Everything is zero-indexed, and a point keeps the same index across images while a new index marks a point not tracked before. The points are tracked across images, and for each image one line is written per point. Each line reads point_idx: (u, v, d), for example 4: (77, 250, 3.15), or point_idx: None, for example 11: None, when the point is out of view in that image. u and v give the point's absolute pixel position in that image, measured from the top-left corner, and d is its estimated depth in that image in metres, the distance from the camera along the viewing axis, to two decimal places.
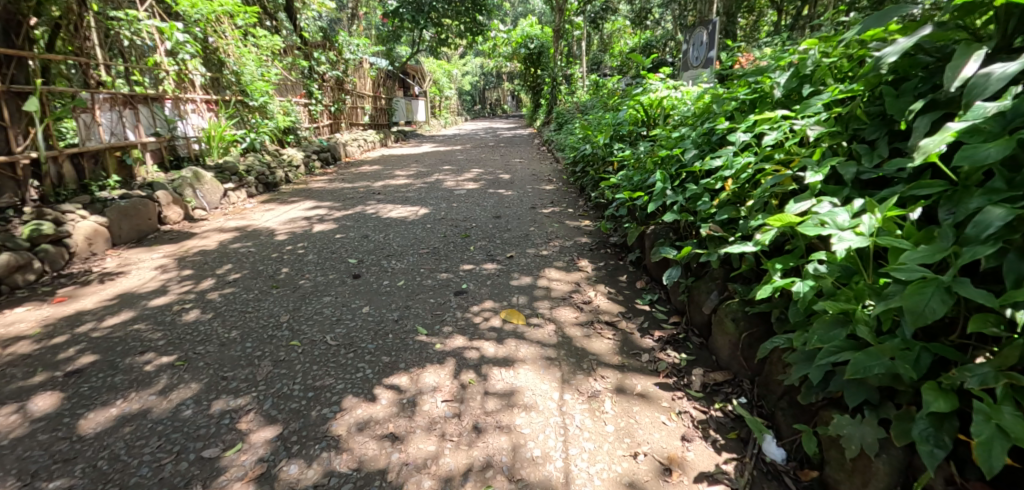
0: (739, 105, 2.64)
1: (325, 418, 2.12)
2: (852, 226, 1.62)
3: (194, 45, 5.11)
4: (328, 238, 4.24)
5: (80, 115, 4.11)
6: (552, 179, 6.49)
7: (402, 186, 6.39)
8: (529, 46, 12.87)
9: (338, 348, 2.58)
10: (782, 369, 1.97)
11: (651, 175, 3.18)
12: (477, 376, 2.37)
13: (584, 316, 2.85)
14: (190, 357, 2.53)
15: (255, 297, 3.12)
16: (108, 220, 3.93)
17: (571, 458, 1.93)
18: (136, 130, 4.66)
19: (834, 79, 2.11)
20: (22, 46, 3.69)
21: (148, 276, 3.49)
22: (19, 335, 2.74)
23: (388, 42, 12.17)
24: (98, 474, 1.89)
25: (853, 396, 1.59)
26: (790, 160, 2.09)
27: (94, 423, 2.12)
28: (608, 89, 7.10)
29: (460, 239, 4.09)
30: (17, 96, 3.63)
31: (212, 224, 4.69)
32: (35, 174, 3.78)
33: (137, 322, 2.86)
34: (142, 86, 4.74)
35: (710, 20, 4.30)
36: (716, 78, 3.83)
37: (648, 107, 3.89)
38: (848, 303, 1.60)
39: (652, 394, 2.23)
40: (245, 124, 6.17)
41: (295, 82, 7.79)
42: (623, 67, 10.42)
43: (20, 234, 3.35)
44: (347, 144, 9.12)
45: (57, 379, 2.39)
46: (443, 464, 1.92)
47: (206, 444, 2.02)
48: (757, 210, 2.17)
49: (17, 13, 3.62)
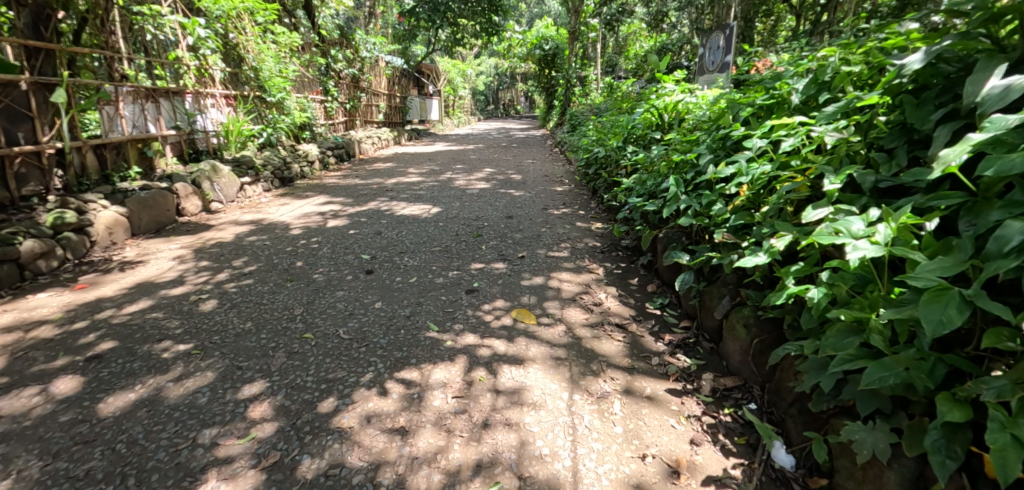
0: (755, 111, 2.62)
1: (337, 410, 2.16)
2: (867, 234, 1.61)
3: (215, 41, 5.21)
4: (343, 233, 4.28)
5: (104, 107, 4.17)
6: (564, 180, 6.51)
7: (414, 184, 6.44)
8: (545, 48, 13.00)
9: (350, 342, 2.62)
10: (793, 376, 1.95)
11: (664, 179, 3.19)
12: (487, 373, 2.40)
13: (593, 317, 2.87)
14: (206, 346, 2.57)
15: (270, 290, 3.17)
16: (128, 210, 4.00)
17: (580, 458, 1.95)
18: (157, 123, 4.72)
19: (853, 86, 2.10)
20: (50, 38, 3.77)
21: (165, 266, 3.55)
22: (42, 320, 2.81)
23: (404, 40, 12.26)
24: (117, 457, 1.93)
25: (866, 405, 1.59)
26: (806, 167, 2.07)
27: (113, 407, 2.17)
28: (623, 91, 7.11)
29: (472, 238, 4.12)
30: (44, 88, 3.70)
31: (229, 217, 4.77)
32: (59, 163, 3.83)
33: (155, 311, 2.91)
34: (163, 80, 4.83)
35: (727, 24, 4.28)
36: (732, 82, 3.84)
37: (663, 111, 3.90)
38: (862, 311, 1.59)
39: (661, 397, 2.24)
40: (262, 119, 6.28)
41: (312, 78, 7.85)
42: (638, 69, 10.46)
43: (44, 222, 3.43)
44: (362, 141, 9.22)
45: (77, 364, 2.45)
46: (451, 458, 1.94)
47: (221, 431, 2.06)
48: (771, 217, 2.16)
49: (47, 6, 3.75)
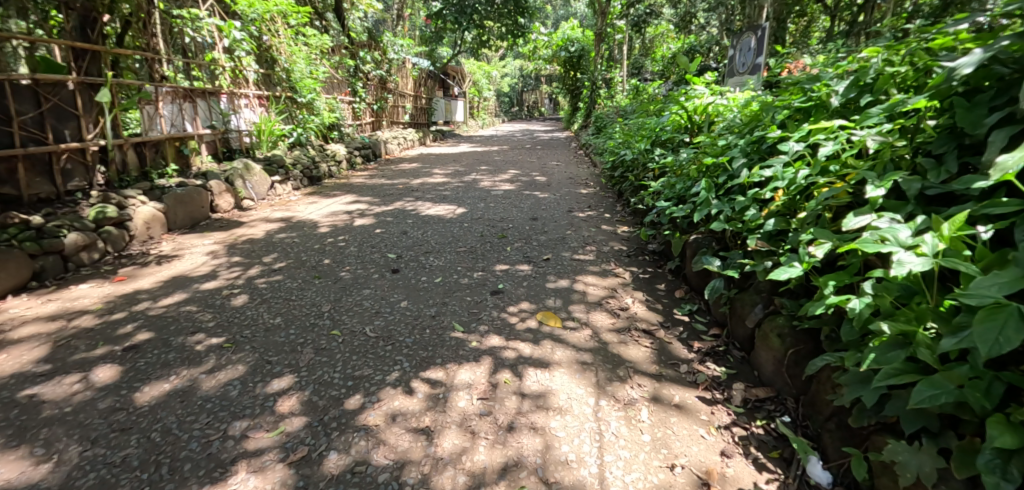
0: (792, 114, 2.55)
1: (363, 408, 2.17)
2: (915, 244, 1.56)
3: (250, 43, 5.31)
4: (369, 232, 4.32)
5: (145, 107, 4.28)
6: (589, 183, 6.47)
7: (439, 184, 6.47)
8: (571, 50, 12.96)
9: (376, 340, 2.63)
10: (831, 389, 1.90)
11: (695, 182, 3.14)
12: (512, 375, 2.38)
13: (620, 322, 2.83)
14: (238, 340, 2.61)
15: (299, 286, 3.21)
16: (165, 206, 4.10)
17: (607, 465, 1.92)
18: (194, 122, 4.83)
19: (897, 89, 2.04)
20: (95, 40, 3.87)
21: (199, 261, 3.62)
22: (84, 310, 2.89)
23: (431, 42, 12.35)
24: (153, 445, 1.97)
25: (911, 422, 1.53)
26: (846, 173, 2.01)
27: (149, 396, 2.22)
28: (649, 94, 7.04)
29: (497, 239, 4.12)
30: (89, 88, 3.79)
31: (260, 214, 4.85)
32: (102, 160, 3.93)
33: (189, 304, 2.98)
34: (200, 81, 4.94)
35: (759, 25, 4.19)
36: (764, 85, 3.76)
37: (693, 114, 3.84)
38: (908, 324, 1.54)
39: (690, 406, 2.20)
40: (292, 119, 6.38)
41: (341, 80, 7.96)
42: (666, 71, 10.34)
43: (87, 216, 3.53)
44: (388, 142, 9.31)
45: (116, 353, 2.51)
46: (476, 460, 1.94)
47: (251, 423, 2.09)
48: (809, 223, 2.10)
49: (94, 9, 3.84)
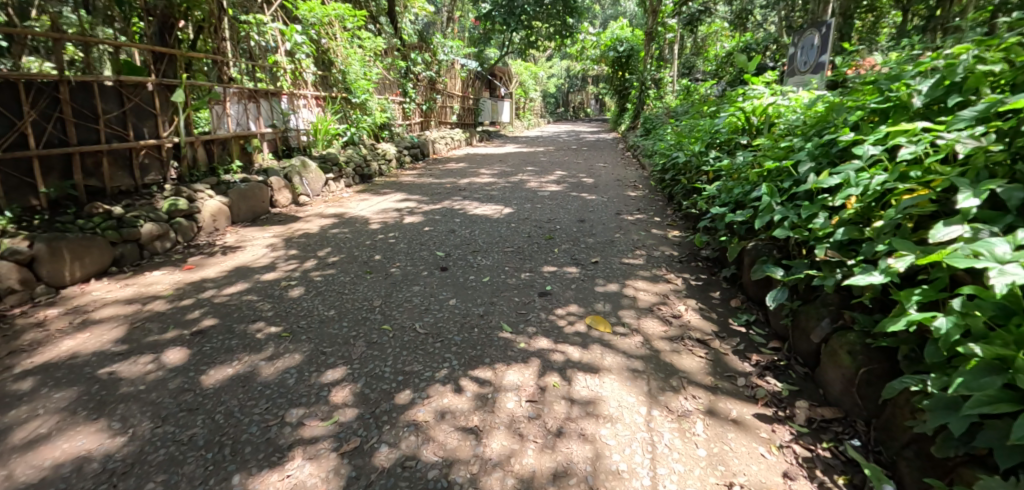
0: (866, 116, 2.38)
1: (413, 403, 2.17)
2: (1014, 259, 1.44)
3: (309, 46, 5.47)
4: (418, 230, 4.36)
5: (213, 107, 4.45)
6: (638, 185, 6.34)
7: (486, 185, 6.48)
8: (619, 50, 12.77)
9: (426, 336, 2.64)
10: (910, 415, 1.77)
11: (755, 187, 3.01)
12: (561, 379, 2.34)
13: (673, 330, 2.75)
14: (295, 330, 2.68)
15: (351, 281, 3.26)
16: (229, 201, 4.26)
17: (659, 478, 1.86)
18: (257, 121, 5.01)
19: (990, 89, 1.89)
20: (172, 44, 4.10)
21: (260, 252, 3.74)
22: (155, 294, 3.03)
23: (480, 44, 12.43)
24: (217, 426, 2.03)
25: (1008, 457, 1.41)
26: (930, 179, 1.88)
27: (213, 380, 2.29)
28: (701, 95, 6.84)
29: (544, 240, 4.08)
30: (165, 89, 3.97)
31: (314, 209, 4.98)
32: (176, 156, 4.11)
33: (250, 293, 3.07)
34: (264, 83, 5.09)
35: (824, 21, 4.00)
36: (827, 84, 3.58)
37: (751, 115, 3.70)
38: (1006, 348, 1.41)
39: (748, 422, 2.10)
40: (346, 119, 6.53)
41: (392, 80, 8.11)
42: (719, 72, 10.04)
43: (161, 208, 3.71)
44: (436, 142, 9.41)
45: (184, 337, 2.61)
46: (525, 463, 1.91)
47: (306, 411, 2.13)
48: (886, 233, 1.97)
49: (171, 16, 4.05)
